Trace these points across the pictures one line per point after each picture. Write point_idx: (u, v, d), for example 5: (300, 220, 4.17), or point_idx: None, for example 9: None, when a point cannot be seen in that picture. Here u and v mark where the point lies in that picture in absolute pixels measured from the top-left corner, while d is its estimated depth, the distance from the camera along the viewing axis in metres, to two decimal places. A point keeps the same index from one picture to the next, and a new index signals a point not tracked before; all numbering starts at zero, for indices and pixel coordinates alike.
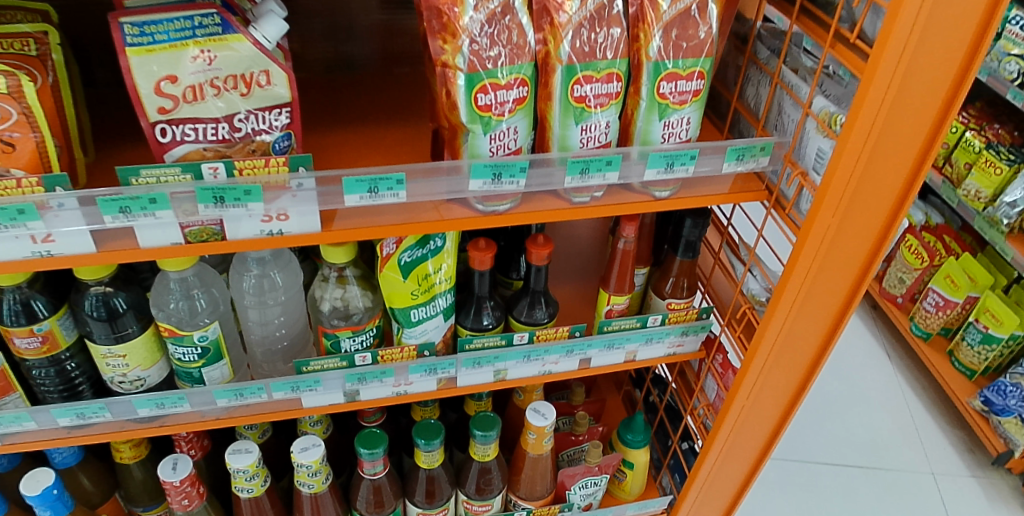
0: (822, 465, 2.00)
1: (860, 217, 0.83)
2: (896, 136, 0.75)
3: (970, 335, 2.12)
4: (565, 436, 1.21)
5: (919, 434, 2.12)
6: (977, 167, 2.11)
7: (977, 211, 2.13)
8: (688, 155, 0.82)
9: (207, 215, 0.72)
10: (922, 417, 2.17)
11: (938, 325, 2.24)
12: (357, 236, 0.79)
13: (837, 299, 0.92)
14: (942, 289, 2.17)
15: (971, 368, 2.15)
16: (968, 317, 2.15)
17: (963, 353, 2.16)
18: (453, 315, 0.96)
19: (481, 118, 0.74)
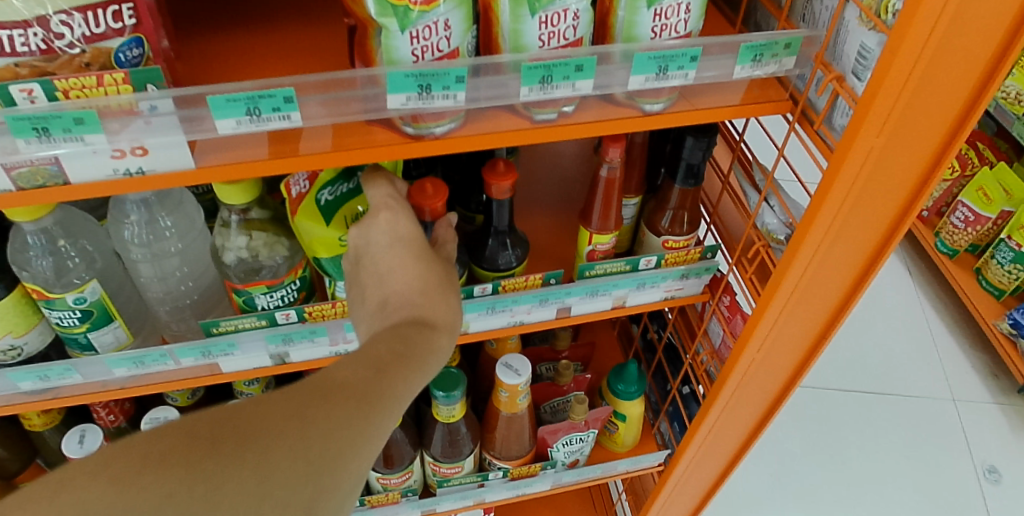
0: (837, 391, 1.87)
1: (914, 137, 0.63)
2: (971, 28, 0.54)
3: (1000, 254, 1.92)
4: (548, 385, 1.06)
5: (940, 358, 1.97)
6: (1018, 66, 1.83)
7: (1017, 116, 1.89)
8: (688, 55, 0.61)
9: (33, 152, 0.54)
10: (944, 339, 2.01)
11: (966, 241, 2.04)
12: (248, 174, 0.60)
13: (870, 239, 0.73)
14: (973, 203, 1.96)
15: (999, 287, 1.96)
16: (1000, 234, 1.94)
17: (991, 271, 1.96)
18: None
19: (395, 9, 0.53)
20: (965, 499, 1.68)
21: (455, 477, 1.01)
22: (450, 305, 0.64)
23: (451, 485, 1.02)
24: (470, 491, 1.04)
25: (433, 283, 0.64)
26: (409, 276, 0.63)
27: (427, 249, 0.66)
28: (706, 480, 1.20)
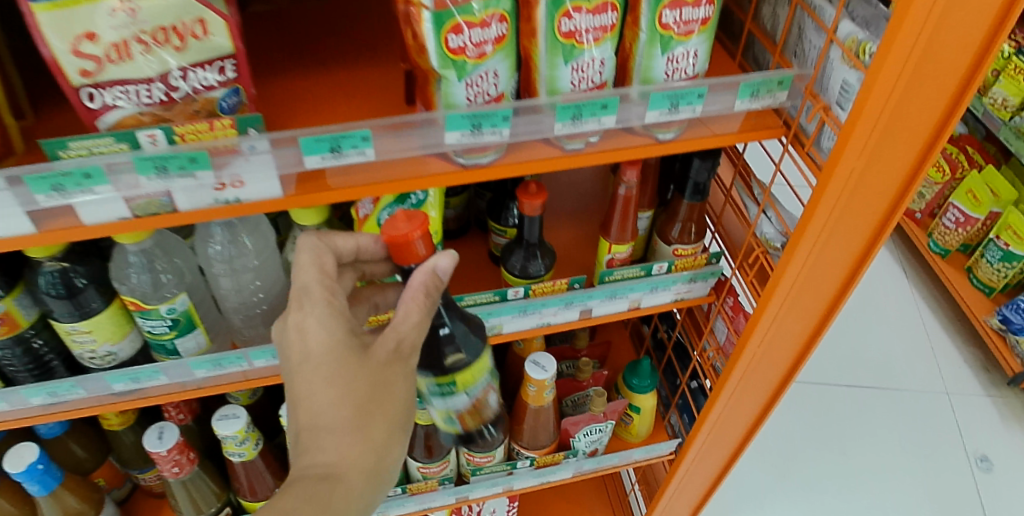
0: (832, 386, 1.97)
1: (890, 159, 0.73)
2: (934, 71, 0.64)
3: (989, 253, 2.02)
4: (569, 381, 1.17)
5: (934, 352, 2.07)
6: (1004, 75, 1.92)
7: (1003, 121, 1.99)
8: (696, 93, 0.72)
9: (152, 187, 0.65)
10: (937, 335, 2.12)
11: (958, 241, 2.13)
12: (325, 200, 0.71)
13: (856, 245, 0.84)
14: (964, 205, 2.04)
15: (989, 285, 2.06)
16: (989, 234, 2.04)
17: (982, 270, 2.06)
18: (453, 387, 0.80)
19: (454, 63, 0.64)
20: (957, 486, 1.79)
21: (486, 466, 1.12)
22: (373, 426, 0.66)
23: (483, 473, 1.13)
24: (500, 479, 1.14)
25: (352, 412, 0.64)
26: (322, 406, 0.64)
27: (342, 368, 0.64)
28: (712, 469, 1.31)
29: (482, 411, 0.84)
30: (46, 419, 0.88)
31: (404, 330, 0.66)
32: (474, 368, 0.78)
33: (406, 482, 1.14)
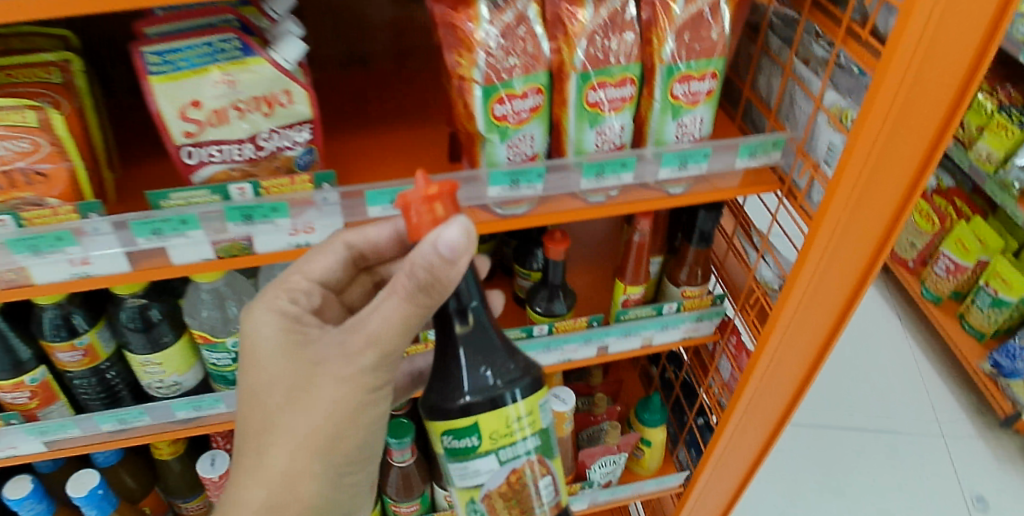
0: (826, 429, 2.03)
1: (872, 210, 0.84)
2: (906, 135, 0.75)
3: (980, 299, 2.05)
4: (585, 415, 1.26)
5: (929, 394, 2.13)
6: (987, 129, 1.88)
7: (987, 175, 1.90)
8: (702, 153, 0.83)
9: (236, 232, 0.75)
10: (932, 379, 2.17)
11: (949, 288, 2.16)
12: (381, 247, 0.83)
13: (845, 286, 0.94)
14: (953, 253, 2.09)
15: (980, 330, 2.09)
16: (979, 282, 2.07)
17: (973, 315, 2.09)
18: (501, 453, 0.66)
19: (498, 128, 0.75)
20: None
21: None
22: (295, 429, 0.64)
23: None
24: None
25: (267, 414, 0.65)
26: (248, 407, 0.66)
27: (267, 362, 0.65)
28: (720, 502, 1.37)
29: (518, 491, 0.68)
30: (110, 446, 0.97)
31: (376, 324, 0.62)
32: (501, 422, 0.64)
33: (432, 510, 1.21)
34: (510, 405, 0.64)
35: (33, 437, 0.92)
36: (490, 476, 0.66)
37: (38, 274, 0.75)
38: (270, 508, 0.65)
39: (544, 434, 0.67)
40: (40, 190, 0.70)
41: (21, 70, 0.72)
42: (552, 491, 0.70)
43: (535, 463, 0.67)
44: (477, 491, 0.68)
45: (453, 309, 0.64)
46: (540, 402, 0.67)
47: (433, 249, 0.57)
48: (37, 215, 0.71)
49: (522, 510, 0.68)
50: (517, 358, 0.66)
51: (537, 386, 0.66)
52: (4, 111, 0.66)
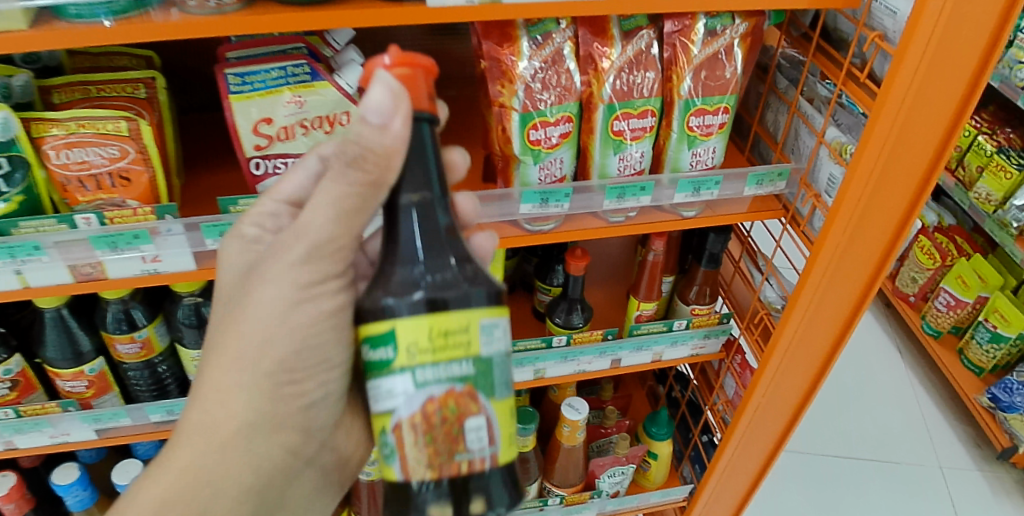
0: (818, 456, 1.96)
1: (868, 236, 0.92)
2: (901, 165, 0.83)
3: (977, 334, 1.99)
4: (596, 428, 1.32)
5: (930, 434, 2.02)
6: (987, 171, 1.95)
7: (987, 214, 1.98)
8: (713, 181, 0.91)
9: None
10: (936, 418, 2.06)
11: (949, 323, 2.07)
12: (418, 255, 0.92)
13: (845, 307, 1.02)
14: (953, 289, 2.02)
15: (979, 366, 2.01)
16: (978, 318, 2.01)
17: (973, 350, 2.01)
18: (422, 372, 0.52)
19: (533, 151, 0.84)
20: None
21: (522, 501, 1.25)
22: (237, 335, 0.65)
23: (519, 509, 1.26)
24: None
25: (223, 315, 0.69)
26: (216, 317, 0.71)
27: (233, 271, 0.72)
28: None
29: (440, 427, 0.53)
30: (155, 436, 1.05)
31: (315, 218, 0.59)
32: (427, 331, 0.51)
33: None
34: (451, 314, 0.52)
35: (86, 424, 1.00)
36: (405, 400, 0.52)
37: (112, 268, 0.82)
38: (205, 430, 0.66)
39: (480, 360, 0.53)
40: (121, 192, 0.79)
41: (111, 86, 0.82)
42: (486, 439, 0.54)
43: (464, 393, 0.53)
44: (389, 419, 0.53)
45: (399, 197, 0.55)
46: (489, 322, 0.54)
47: (365, 120, 0.52)
48: (118, 215, 0.78)
49: (443, 454, 0.53)
50: (472, 263, 0.55)
51: (494, 300, 0.54)
52: (100, 121, 0.75)
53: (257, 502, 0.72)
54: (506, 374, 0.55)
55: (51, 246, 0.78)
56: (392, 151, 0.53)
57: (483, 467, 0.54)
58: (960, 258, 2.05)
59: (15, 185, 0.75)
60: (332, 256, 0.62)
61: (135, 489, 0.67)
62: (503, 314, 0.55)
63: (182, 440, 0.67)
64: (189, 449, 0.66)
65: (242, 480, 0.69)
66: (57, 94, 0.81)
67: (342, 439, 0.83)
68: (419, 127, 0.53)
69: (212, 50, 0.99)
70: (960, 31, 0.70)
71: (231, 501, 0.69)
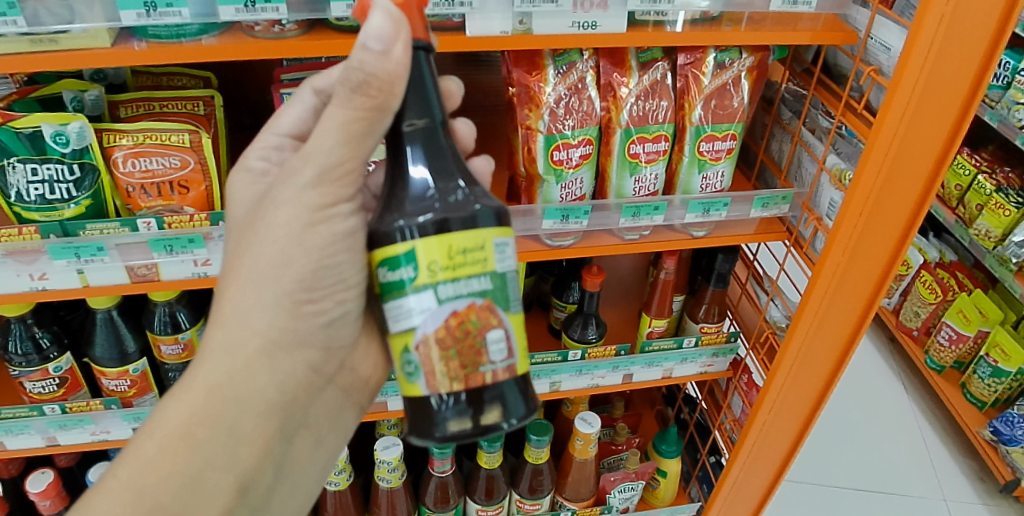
0: (823, 487, 1.88)
1: (868, 255, 0.98)
2: (897, 186, 0.90)
3: (980, 369, 2.01)
4: (607, 445, 1.37)
5: (933, 464, 1.98)
6: (986, 209, 2.01)
7: (987, 250, 2.03)
8: (722, 202, 0.98)
9: None
10: (938, 448, 2.03)
11: (952, 358, 2.10)
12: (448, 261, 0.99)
13: (847, 325, 1.07)
14: (955, 323, 2.05)
15: (982, 399, 2.02)
16: (980, 352, 2.03)
17: (974, 385, 2.04)
18: (441, 290, 0.57)
19: (555, 171, 0.92)
20: None
21: (534, 513, 1.30)
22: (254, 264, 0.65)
23: None
24: None
25: (234, 246, 0.68)
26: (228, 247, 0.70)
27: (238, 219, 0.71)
28: None
29: (462, 341, 0.58)
30: None
31: (321, 141, 0.60)
32: (443, 250, 0.56)
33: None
34: (461, 232, 0.57)
35: (125, 423, 1.06)
36: (426, 318, 0.57)
37: (166, 271, 0.90)
38: (229, 349, 0.65)
39: (494, 276, 0.58)
40: (179, 199, 0.87)
41: (174, 103, 0.90)
42: (505, 351, 0.60)
43: (483, 307, 0.58)
44: (411, 337, 0.58)
45: (403, 123, 0.60)
46: (499, 239, 0.59)
47: (366, 48, 0.54)
48: (176, 220, 0.86)
49: (468, 367, 0.59)
50: (472, 184, 0.60)
51: (501, 220, 0.59)
52: (166, 133, 0.85)
53: (284, 427, 0.70)
54: (514, 289, 0.61)
55: (113, 247, 0.85)
56: (396, 76, 0.56)
57: (500, 381, 0.60)
58: (960, 292, 2.09)
59: (84, 190, 0.84)
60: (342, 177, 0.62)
61: (159, 412, 0.65)
62: (509, 234, 0.60)
63: (205, 360, 0.65)
64: (213, 366, 0.65)
65: (266, 399, 0.67)
66: (124, 108, 0.89)
67: (360, 361, 0.79)
68: (417, 56, 0.57)
69: (261, 75, 1.08)
70: (948, 63, 0.78)
71: (257, 420, 0.66)
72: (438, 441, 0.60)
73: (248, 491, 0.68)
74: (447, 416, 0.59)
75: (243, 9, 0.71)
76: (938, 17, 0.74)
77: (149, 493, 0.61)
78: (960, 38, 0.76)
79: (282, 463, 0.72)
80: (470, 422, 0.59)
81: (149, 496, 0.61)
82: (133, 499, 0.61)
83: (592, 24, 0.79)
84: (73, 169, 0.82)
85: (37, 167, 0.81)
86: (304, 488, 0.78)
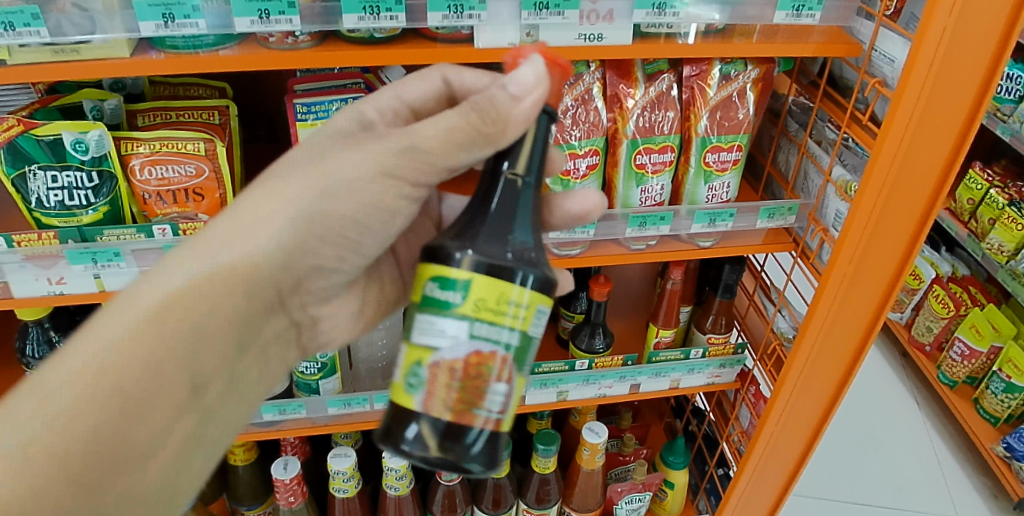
0: (832, 502, 1.86)
1: (876, 264, 0.98)
2: (903, 196, 0.90)
3: (993, 384, 1.99)
4: (615, 456, 1.38)
5: (945, 480, 1.96)
6: (999, 223, 1.99)
7: (999, 264, 2.02)
8: (728, 213, 0.98)
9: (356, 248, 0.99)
10: (951, 465, 2.00)
11: (964, 373, 2.08)
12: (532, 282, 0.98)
13: (855, 335, 1.07)
14: (967, 338, 2.03)
15: (995, 415, 2.00)
16: (993, 368, 2.01)
17: (988, 400, 2.01)
18: (482, 324, 0.57)
19: (563, 181, 0.93)
20: None
21: None
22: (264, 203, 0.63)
23: None
24: None
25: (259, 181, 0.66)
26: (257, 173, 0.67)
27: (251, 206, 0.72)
28: None
29: (472, 381, 0.58)
30: None
31: (423, 130, 0.64)
32: (495, 293, 0.57)
33: None
34: (509, 282, 0.58)
35: None
36: (453, 344, 0.57)
37: None
38: (227, 249, 0.60)
39: (528, 338, 0.59)
40: (193, 206, 0.90)
41: (190, 112, 0.92)
42: (500, 405, 0.60)
43: (497, 358, 0.58)
44: (429, 355, 0.58)
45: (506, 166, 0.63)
46: (543, 302, 0.60)
47: (504, 88, 0.60)
48: (191, 227, 0.88)
49: (467, 403, 0.59)
50: (537, 248, 0.62)
51: (545, 287, 0.60)
52: (182, 141, 0.87)
53: (241, 340, 0.64)
54: (532, 354, 0.61)
55: (129, 253, 0.87)
56: (509, 121, 0.61)
57: (479, 431, 0.60)
58: (973, 307, 2.07)
59: (102, 197, 0.86)
60: (418, 164, 0.65)
61: (133, 290, 0.57)
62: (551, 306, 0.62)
63: (186, 250, 0.60)
64: (195, 255, 0.59)
65: (238, 307, 0.61)
66: (142, 117, 0.92)
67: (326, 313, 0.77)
68: (542, 120, 0.63)
69: (275, 86, 1.10)
70: (950, 75, 0.79)
71: (224, 324, 0.60)
72: (400, 451, 0.59)
73: (199, 404, 0.61)
74: (419, 431, 0.59)
75: (258, 21, 0.73)
76: (940, 30, 0.75)
77: (108, 376, 0.54)
78: (961, 50, 0.77)
79: (231, 382, 0.65)
80: (435, 448, 0.59)
81: (107, 377, 0.53)
82: (93, 383, 0.53)
83: (598, 36, 0.80)
84: (92, 177, 0.85)
85: (57, 175, 0.84)
86: (240, 421, 0.68)
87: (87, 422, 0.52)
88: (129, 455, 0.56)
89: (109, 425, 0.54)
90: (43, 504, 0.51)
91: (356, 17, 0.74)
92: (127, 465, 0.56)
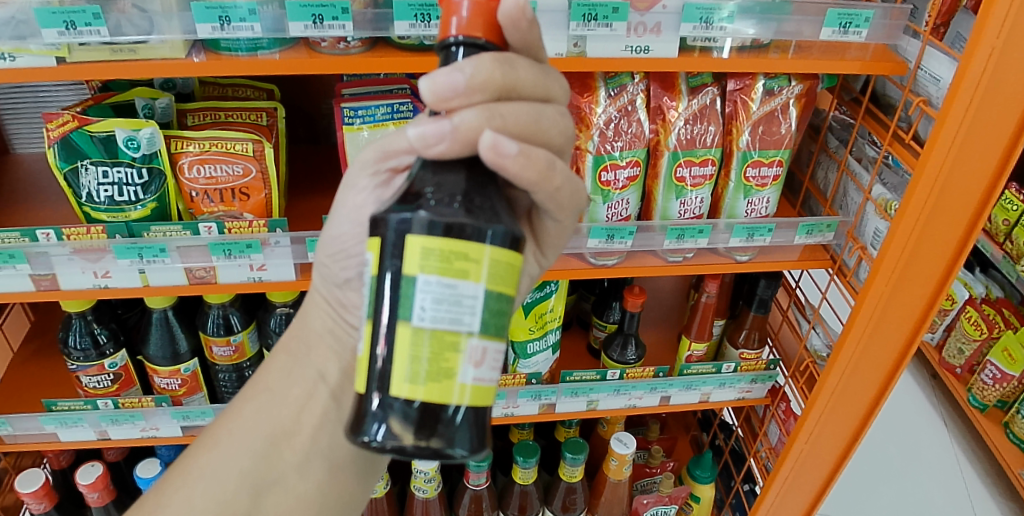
0: None
1: (915, 283, 0.96)
2: (945, 218, 0.89)
3: None
4: (642, 467, 1.37)
5: (973, 507, 1.92)
6: None
7: None
8: (767, 228, 0.98)
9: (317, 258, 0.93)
10: (979, 491, 1.96)
11: (995, 397, 2.04)
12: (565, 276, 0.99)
13: (889, 356, 1.05)
14: (999, 362, 1.97)
15: None
16: None
17: (1017, 425, 1.95)
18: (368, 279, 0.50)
19: (603, 191, 0.93)
20: None
21: None
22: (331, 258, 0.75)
23: None
24: None
25: None
26: None
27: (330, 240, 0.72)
28: None
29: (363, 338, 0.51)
30: None
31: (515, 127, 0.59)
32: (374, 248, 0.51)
33: None
34: (475, 241, 0.46)
35: (175, 420, 1.11)
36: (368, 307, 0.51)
37: (223, 274, 0.93)
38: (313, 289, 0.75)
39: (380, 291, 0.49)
40: (239, 205, 0.91)
41: (239, 113, 0.94)
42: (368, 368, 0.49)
43: (379, 312, 0.49)
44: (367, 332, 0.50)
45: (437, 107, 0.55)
46: (472, 254, 0.46)
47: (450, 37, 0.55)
48: (236, 226, 0.89)
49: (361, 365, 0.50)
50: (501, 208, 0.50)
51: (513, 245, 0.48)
52: (232, 141, 0.89)
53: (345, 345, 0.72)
54: (453, 320, 0.47)
55: (174, 249, 0.89)
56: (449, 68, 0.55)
57: (462, 404, 0.48)
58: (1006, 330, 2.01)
59: (150, 193, 0.88)
60: None
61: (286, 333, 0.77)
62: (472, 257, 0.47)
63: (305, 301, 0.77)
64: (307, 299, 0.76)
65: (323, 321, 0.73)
66: (191, 116, 0.94)
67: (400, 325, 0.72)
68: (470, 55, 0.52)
69: (319, 90, 1.12)
70: (996, 97, 0.78)
71: (321, 333, 0.73)
72: (364, 445, 0.48)
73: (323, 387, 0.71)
74: (390, 422, 0.47)
75: (311, 25, 0.74)
76: (987, 51, 0.75)
77: (257, 381, 0.73)
78: (1008, 73, 0.76)
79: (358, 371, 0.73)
80: (410, 437, 0.47)
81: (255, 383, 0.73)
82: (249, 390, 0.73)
83: (645, 48, 0.80)
84: (141, 173, 0.87)
85: (107, 170, 0.87)
86: None
87: (243, 411, 0.71)
88: (277, 432, 0.70)
89: (255, 411, 0.71)
90: (226, 466, 0.68)
91: (408, 25, 0.76)
92: (278, 439, 0.69)
